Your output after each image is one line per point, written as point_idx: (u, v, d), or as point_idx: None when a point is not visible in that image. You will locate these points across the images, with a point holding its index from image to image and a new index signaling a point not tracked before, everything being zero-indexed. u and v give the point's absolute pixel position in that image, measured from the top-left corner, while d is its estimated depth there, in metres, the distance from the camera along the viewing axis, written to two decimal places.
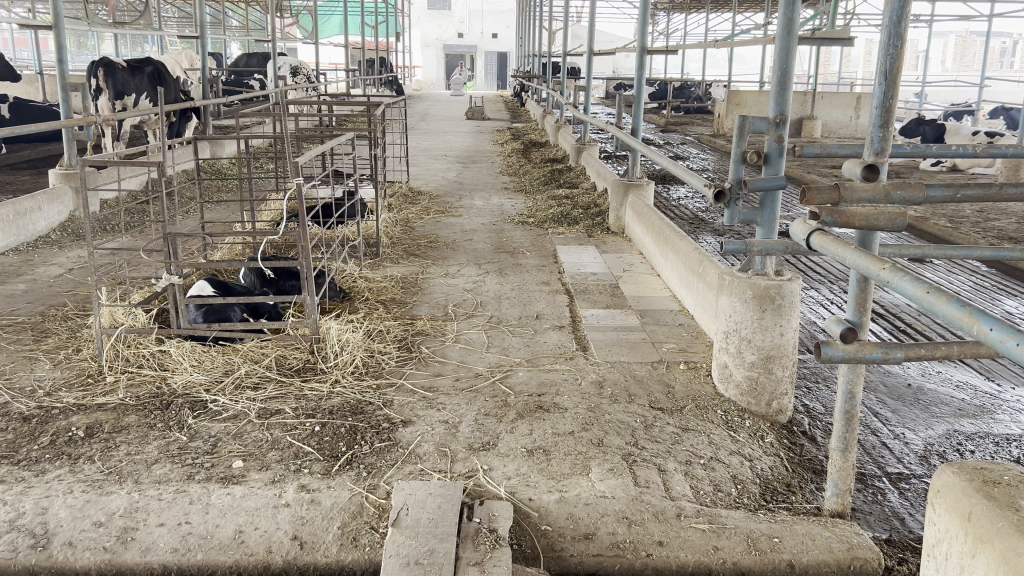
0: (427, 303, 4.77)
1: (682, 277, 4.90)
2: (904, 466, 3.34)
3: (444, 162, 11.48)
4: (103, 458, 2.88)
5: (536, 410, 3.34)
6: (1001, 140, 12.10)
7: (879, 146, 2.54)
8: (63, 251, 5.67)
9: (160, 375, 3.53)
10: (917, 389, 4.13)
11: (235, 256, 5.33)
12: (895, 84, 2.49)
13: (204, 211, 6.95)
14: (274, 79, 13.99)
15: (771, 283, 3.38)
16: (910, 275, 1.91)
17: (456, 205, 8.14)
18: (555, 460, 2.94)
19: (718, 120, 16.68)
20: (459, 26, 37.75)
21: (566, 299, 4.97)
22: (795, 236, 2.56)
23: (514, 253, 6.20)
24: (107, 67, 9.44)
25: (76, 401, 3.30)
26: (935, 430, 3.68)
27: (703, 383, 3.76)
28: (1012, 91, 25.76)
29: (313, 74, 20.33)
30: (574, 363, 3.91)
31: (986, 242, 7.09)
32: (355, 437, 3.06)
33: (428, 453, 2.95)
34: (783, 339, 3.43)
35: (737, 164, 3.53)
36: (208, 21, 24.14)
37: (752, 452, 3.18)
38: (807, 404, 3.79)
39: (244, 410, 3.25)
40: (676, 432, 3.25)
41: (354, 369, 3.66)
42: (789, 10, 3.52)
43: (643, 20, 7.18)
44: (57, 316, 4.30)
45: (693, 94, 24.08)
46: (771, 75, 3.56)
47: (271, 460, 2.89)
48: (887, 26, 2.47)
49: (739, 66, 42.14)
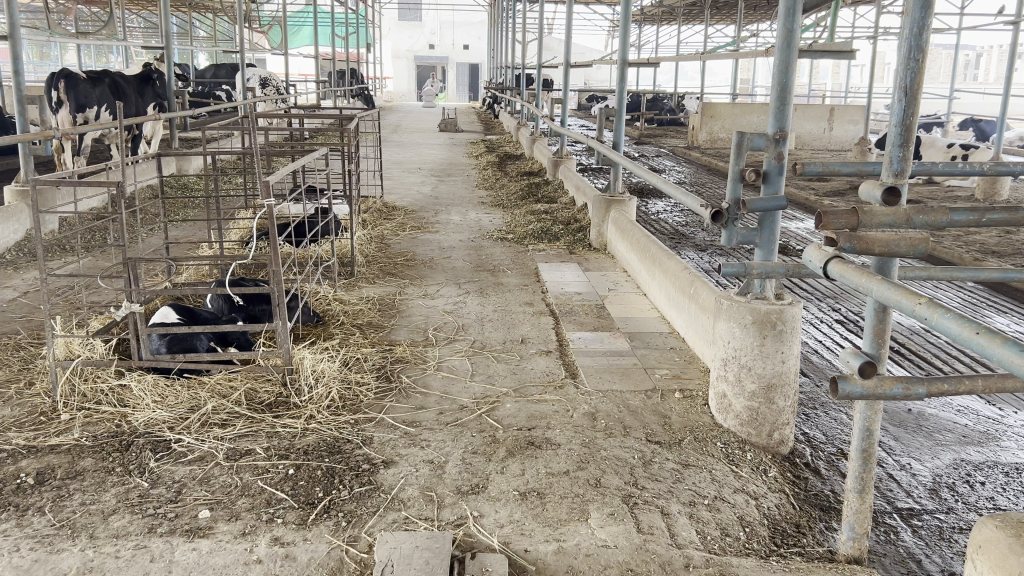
0: (406, 326, 4.55)
1: (671, 298, 4.71)
2: (914, 500, 3.16)
3: (418, 175, 11.27)
4: (54, 509, 2.62)
5: (527, 447, 3.13)
6: (977, 152, 12.06)
7: (899, 166, 2.31)
8: (18, 274, 5.36)
9: (120, 412, 3.27)
10: (919, 415, 3.97)
11: (202, 276, 5.05)
12: (916, 100, 2.29)
13: (169, 230, 6.66)
14: (244, 90, 13.73)
15: (772, 307, 3.19)
16: (955, 313, 1.74)
17: (432, 220, 7.92)
18: (551, 504, 2.72)
19: (693, 132, 16.57)
20: (431, 38, 37.47)
21: (551, 322, 4.76)
22: (809, 262, 2.35)
23: (495, 271, 5.99)
24: (68, 79, 9.07)
25: (26, 442, 3.03)
26: (942, 459, 3.52)
27: (700, 413, 3.57)
28: (977, 104, 26.01)
29: (281, 85, 20.01)
30: (564, 393, 3.69)
31: (970, 256, 6.98)
32: (333, 480, 2.82)
33: (413, 498, 2.72)
34: (784, 367, 3.24)
35: (734, 183, 3.35)
36: (175, 32, 23.79)
37: (756, 489, 2.98)
38: (807, 433, 3.62)
39: (211, 451, 3.00)
40: (677, 469, 3.05)
41: (329, 404, 3.42)
42: (788, 22, 3.33)
43: (623, 32, 6.95)
44: (8, 346, 4.01)
45: (666, 107, 24.08)
46: (770, 89, 3.37)
47: (241, 508, 2.64)
48: (907, 37, 2.26)
49: (708, 78, 42.39)
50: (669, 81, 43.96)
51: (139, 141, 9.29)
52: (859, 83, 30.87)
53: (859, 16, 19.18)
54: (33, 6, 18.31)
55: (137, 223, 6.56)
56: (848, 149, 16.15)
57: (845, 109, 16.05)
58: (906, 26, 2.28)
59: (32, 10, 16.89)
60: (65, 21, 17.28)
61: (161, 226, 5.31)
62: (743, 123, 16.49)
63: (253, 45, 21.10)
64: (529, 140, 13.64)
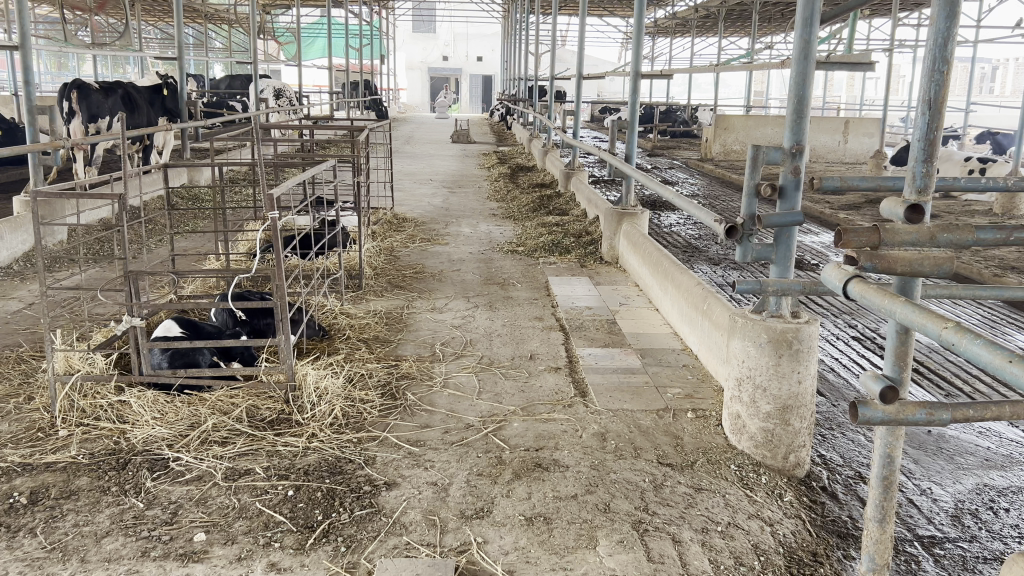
0: (412, 341, 4.47)
1: (684, 314, 4.61)
2: (936, 528, 3.05)
3: (429, 187, 11.22)
4: (46, 530, 2.54)
5: (534, 469, 3.04)
6: (995, 166, 11.88)
7: (921, 183, 2.19)
8: (24, 285, 5.31)
9: (119, 428, 3.20)
10: (939, 437, 3.86)
11: (208, 289, 4.99)
12: (941, 112, 2.16)
13: (177, 241, 6.61)
14: (257, 101, 13.73)
15: (788, 325, 3.09)
16: (983, 339, 1.63)
17: (442, 233, 7.84)
18: (557, 530, 2.62)
19: (706, 145, 16.47)
20: (444, 50, 37.58)
21: (561, 337, 4.67)
22: (828, 282, 2.25)
23: (505, 285, 5.91)
24: (80, 89, 9.09)
25: (21, 460, 2.97)
26: (964, 484, 3.40)
27: (713, 434, 3.47)
28: (995, 116, 25.74)
29: (295, 96, 19.99)
30: (573, 412, 3.60)
31: (990, 272, 6.84)
32: (332, 503, 2.73)
33: (415, 523, 2.63)
34: (801, 387, 3.13)
35: (749, 198, 3.26)
36: (192, 44, 23.91)
37: (771, 515, 2.87)
38: (824, 455, 3.51)
39: (209, 471, 2.92)
40: (690, 494, 2.95)
41: (332, 421, 3.34)
42: (804, 32, 3.25)
43: (636, 43, 6.83)
44: (10, 359, 3.96)
45: (679, 119, 23.98)
46: (787, 101, 3.27)
47: (237, 531, 2.56)
48: (931, 48, 2.14)
49: (721, 90, 42.32)
50: (682, 94, 44.05)
51: (150, 151, 9.28)
52: (874, 96, 30.75)
53: (874, 28, 19.05)
54: (49, 19, 18.40)
55: (145, 235, 6.53)
56: (864, 162, 16.00)
57: (860, 122, 15.91)
58: (929, 38, 2.16)
59: (47, 23, 17.00)
60: (81, 31, 17.33)
61: (168, 238, 5.26)
62: (757, 135, 16.37)
63: (268, 57, 21.14)
64: (541, 152, 13.58)
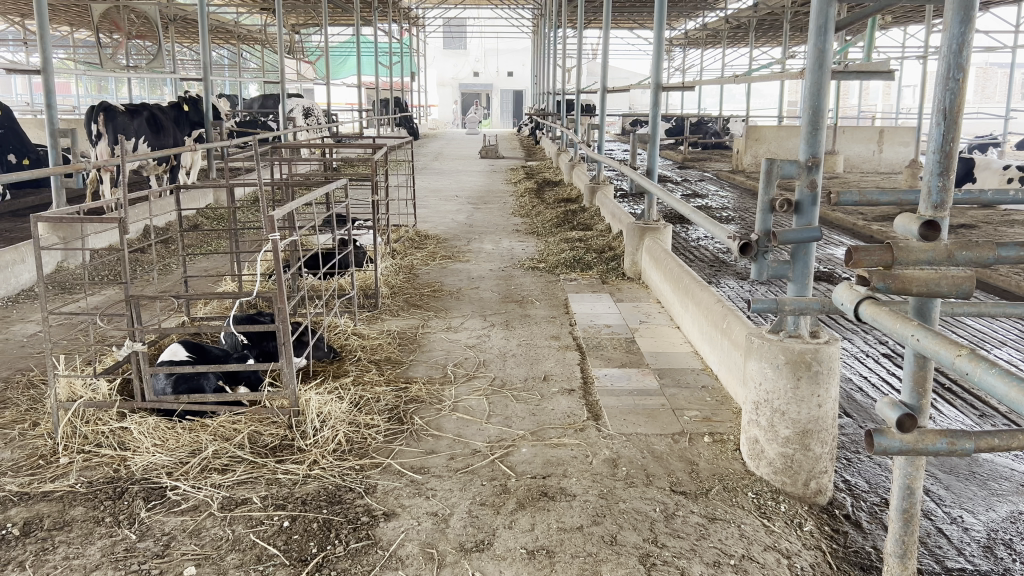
0: (424, 362, 4.38)
1: (704, 332, 4.47)
2: (966, 560, 2.87)
3: (454, 203, 11.18)
4: (35, 564, 2.48)
5: (540, 498, 2.93)
6: None
7: (938, 198, 2.02)
8: (43, 307, 5.31)
9: (120, 456, 3.15)
10: (973, 461, 3.68)
11: (223, 311, 4.95)
12: (957, 123, 2.00)
13: (195, 262, 6.59)
14: (285, 120, 13.83)
15: (807, 346, 2.94)
16: (997, 367, 1.50)
17: (464, 249, 7.77)
18: (560, 565, 2.51)
19: (737, 156, 16.25)
20: (474, 65, 37.71)
21: (577, 357, 4.55)
22: (840, 303, 2.11)
23: (523, 303, 5.81)
24: (107, 112, 9.16)
25: (20, 489, 2.93)
26: (998, 512, 3.22)
27: (730, 459, 3.33)
28: None
29: (324, 114, 20.15)
30: (584, 436, 3.48)
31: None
32: (329, 535, 2.65)
33: (412, 556, 2.53)
34: (821, 411, 2.98)
35: (765, 214, 3.09)
36: (225, 64, 24.23)
37: (789, 547, 2.71)
38: (848, 480, 3.33)
39: (206, 500, 2.85)
40: (702, 524, 2.81)
41: (336, 448, 3.26)
42: (819, 39, 3.11)
43: (656, 55, 6.68)
44: (20, 383, 3.94)
45: (710, 130, 23.76)
46: (802, 112, 3.14)
47: (229, 564, 2.48)
48: (946, 55, 1.99)
49: (753, 100, 42.00)
50: (714, 105, 43.75)
51: (175, 172, 9.34)
52: (910, 103, 30.21)
53: (909, 35, 18.65)
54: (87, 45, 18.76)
55: (167, 256, 6.54)
56: (899, 171, 15.66)
57: (895, 131, 15.57)
58: (944, 43, 2.01)
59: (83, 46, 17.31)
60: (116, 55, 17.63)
61: (183, 261, 5.24)
62: (789, 146, 16.09)
63: (299, 75, 21.35)
64: (568, 166, 13.48)
